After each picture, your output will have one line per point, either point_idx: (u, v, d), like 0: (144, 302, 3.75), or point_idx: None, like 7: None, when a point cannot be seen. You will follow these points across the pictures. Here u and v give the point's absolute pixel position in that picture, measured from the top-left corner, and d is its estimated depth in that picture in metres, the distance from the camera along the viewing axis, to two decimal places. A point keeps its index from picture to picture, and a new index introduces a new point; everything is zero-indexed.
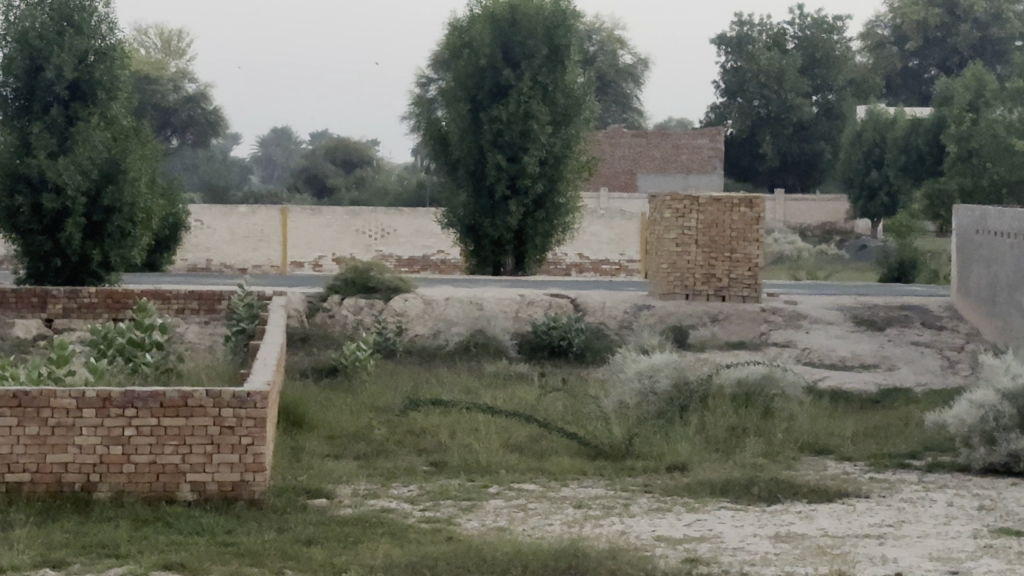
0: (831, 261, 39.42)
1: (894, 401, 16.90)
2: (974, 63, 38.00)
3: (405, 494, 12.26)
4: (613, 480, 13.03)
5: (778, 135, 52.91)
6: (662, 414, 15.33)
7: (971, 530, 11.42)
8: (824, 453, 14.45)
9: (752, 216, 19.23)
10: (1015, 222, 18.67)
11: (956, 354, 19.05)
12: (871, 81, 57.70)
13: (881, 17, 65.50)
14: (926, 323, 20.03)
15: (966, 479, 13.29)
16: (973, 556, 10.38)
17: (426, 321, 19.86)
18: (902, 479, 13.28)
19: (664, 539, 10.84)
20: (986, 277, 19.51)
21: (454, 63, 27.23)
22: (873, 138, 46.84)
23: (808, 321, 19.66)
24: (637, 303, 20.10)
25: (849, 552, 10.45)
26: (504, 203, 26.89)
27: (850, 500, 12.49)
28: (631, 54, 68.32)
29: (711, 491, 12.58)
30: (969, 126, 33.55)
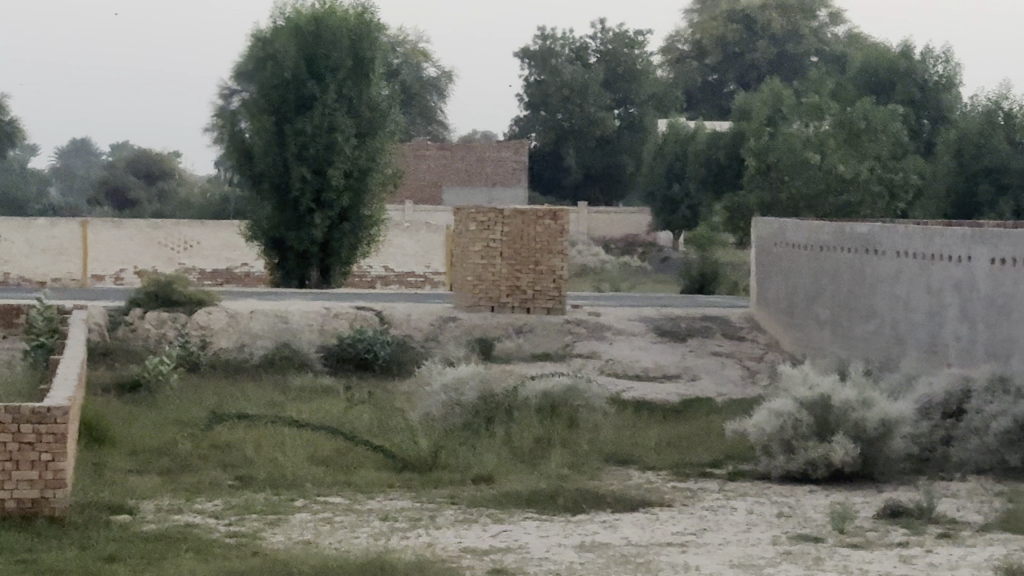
0: (634, 274, 39.80)
1: (696, 411, 17.15)
2: (770, 78, 38.58)
3: (210, 509, 12.16)
4: (419, 493, 13.05)
5: (582, 148, 53.31)
6: (469, 425, 15.38)
7: (772, 537, 11.61)
8: (627, 463, 14.61)
9: (557, 228, 19.45)
10: (815, 235, 19.10)
11: (756, 365, 19.40)
12: (672, 95, 58.37)
13: (681, 33, 66.31)
14: (728, 333, 20.31)
15: (765, 487, 13.52)
16: (773, 563, 10.56)
17: (230, 334, 19.71)
18: (704, 488, 13.47)
19: (470, 550, 10.87)
20: (787, 289, 19.94)
21: (258, 76, 26.96)
22: (675, 152, 47.31)
23: (612, 333, 19.83)
24: (443, 315, 20.07)
25: (652, 560, 10.59)
26: (309, 216, 26.84)
27: (653, 509, 12.65)
28: (435, 67, 68.43)
29: (517, 502, 12.66)
30: (765, 141, 34.00)
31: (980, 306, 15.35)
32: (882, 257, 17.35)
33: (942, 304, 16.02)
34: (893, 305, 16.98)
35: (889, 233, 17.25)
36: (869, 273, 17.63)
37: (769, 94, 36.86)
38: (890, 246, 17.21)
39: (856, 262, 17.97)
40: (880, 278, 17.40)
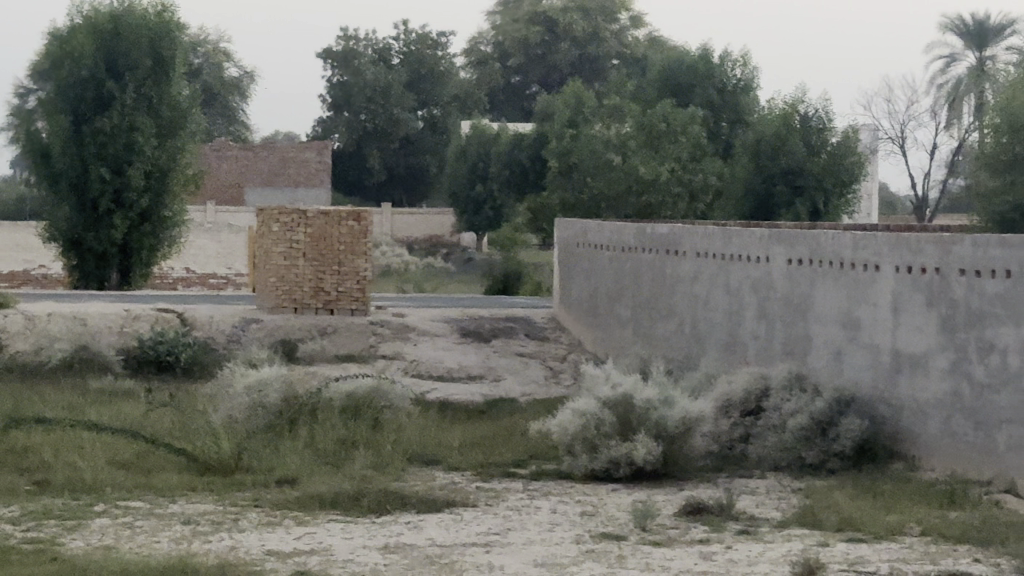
0: (437, 275, 39.86)
1: (500, 412, 17.24)
2: (572, 79, 38.78)
3: (6, 515, 11.93)
4: (222, 496, 12.93)
5: (385, 149, 53.20)
6: (272, 428, 15.27)
7: (574, 535, 11.71)
8: (431, 464, 14.64)
9: (359, 229, 19.40)
10: (616, 236, 19.31)
11: (558, 365, 19.59)
12: (475, 97, 58.51)
13: (484, 35, 66.43)
14: (531, 334, 20.44)
15: (569, 486, 13.62)
16: (576, 561, 10.65)
17: (26, 337, 19.33)
18: (508, 488, 13.53)
19: (273, 553, 10.81)
20: (589, 289, 20.13)
21: (53, 74, 26.46)
22: (478, 153, 47.10)
23: (416, 334, 19.82)
24: (245, 316, 19.90)
25: (456, 561, 10.62)
26: (107, 216, 26.57)
27: (457, 509, 12.68)
28: (236, 66, 67.85)
29: (321, 504, 12.60)
30: (567, 141, 34.17)
31: (778, 307, 15.63)
32: (682, 258, 17.57)
33: (741, 304, 16.29)
34: (693, 306, 17.24)
35: (688, 235, 17.48)
36: (670, 273, 17.86)
37: (570, 95, 37.10)
38: (689, 247, 17.44)
39: (657, 262, 18.19)
40: (680, 278, 17.63)
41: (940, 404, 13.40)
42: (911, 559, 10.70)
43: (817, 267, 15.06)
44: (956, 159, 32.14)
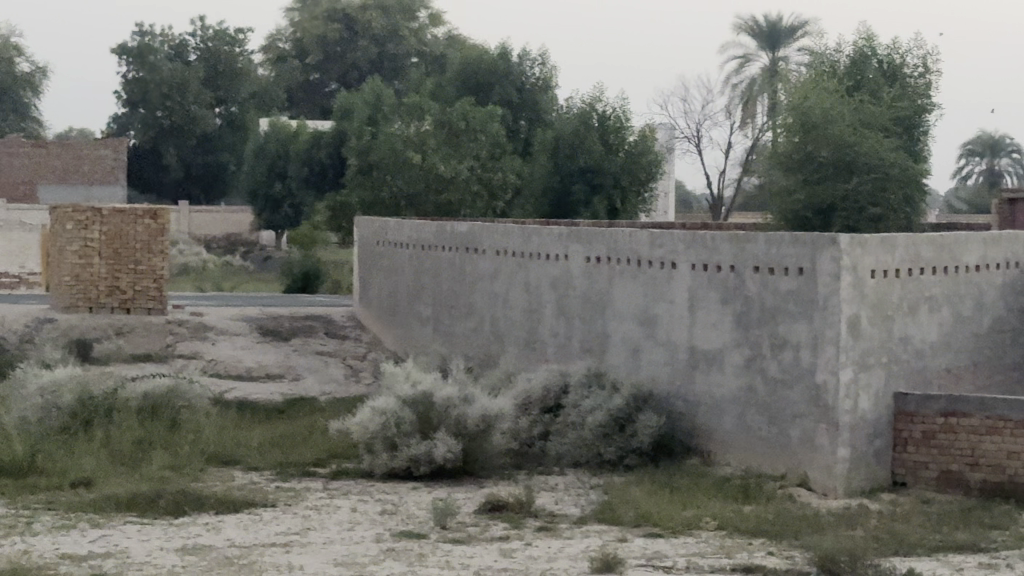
0: (235, 274, 39.44)
1: (299, 411, 17.16)
2: (371, 78, 38.19)
3: None
4: (15, 499, 12.68)
5: (182, 146, 52.47)
6: (67, 429, 15.01)
7: (374, 534, 11.67)
8: (229, 464, 14.51)
9: (157, 228, 19.07)
10: (415, 234, 19.31)
11: (357, 364, 19.60)
12: (274, 94, 57.91)
13: (283, 31, 65.72)
14: (330, 332, 20.36)
15: (368, 485, 13.59)
16: (375, 560, 10.62)
17: None
18: (307, 488, 13.45)
19: (68, 556, 10.62)
20: (388, 287, 20.11)
21: None
22: (276, 150, 45.91)
23: (214, 333, 19.62)
24: (38, 316, 19.24)
25: (255, 561, 10.53)
26: None
27: (255, 510, 12.58)
28: (29, 61, 66.45)
29: (116, 506, 12.40)
30: (366, 139, 33.95)
31: (576, 303, 15.75)
32: (481, 256, 17.63)
33: (539, 302, 16.41)
34: (492, 303, 17.31)
35: (487, 233, 17.53)
36: (469, 271, 17.90)
37: (370, 94, 36.90)
38: (488, 245, 17.49)
39: (456, 260, 18.22)
40: (479, 276, 17.69)
41: (734, 399, 13.67)
42: (706, 552, 10.85)
43: (614, 264, 15.21)
44: (750, 158, 32.61)
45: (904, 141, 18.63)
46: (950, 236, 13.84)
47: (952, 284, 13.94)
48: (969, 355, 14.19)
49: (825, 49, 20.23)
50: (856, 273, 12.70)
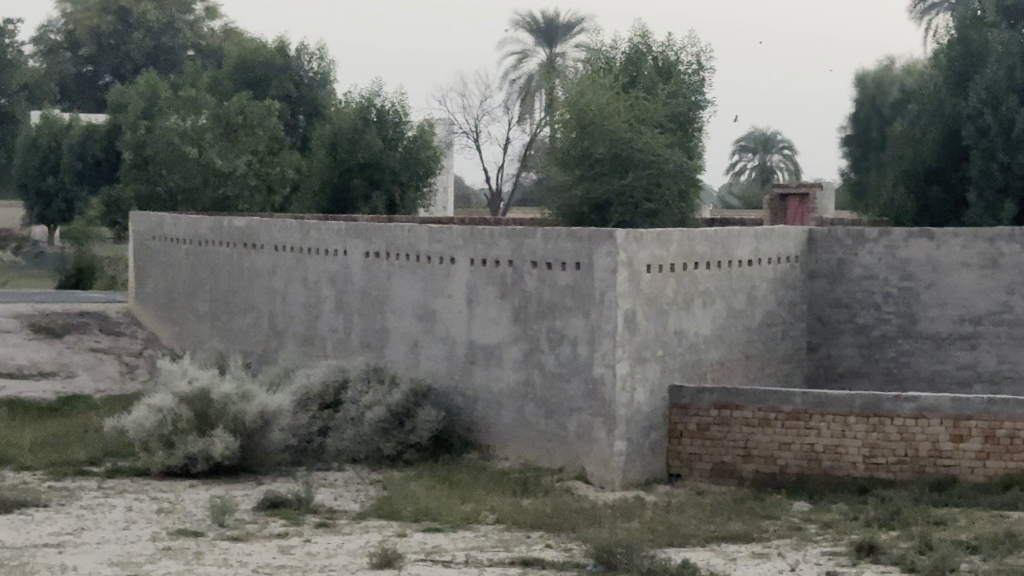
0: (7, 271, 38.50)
1: (73, 410, 16.87)
2: (144, 73, 36.87)
3: None
4: None
5: None
6: None
7: (150, 533, 11.51)
8: (1, 464, 14.20)
9: None
10: (192, 230, 19.09)
11: (133, 361, 19.34)
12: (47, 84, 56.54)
13: None
14: (105, 329, 20.03)
15: (143, 483, 13.40)
16: (151, 559, 10.48)
17: None
18: (82, 487, 13.22)
19: None
20: (165, 283, 19.85)
21: None
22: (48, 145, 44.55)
23: None
24: None
25: (28, 563, 10.34)
26: None
27: (28, 510, 12.34)
28: None
29: None
30: (141, 133, 33.44)
31: (355, 299, 15.71)
32: (259, 252, 17.49)
33: (318, 297, 16.33)
34: (271, 299, 17.19)
35: (265, 228, 17.38)
36: (247, 266, 17.74)
37: (146, 86, 36.24)
38: (266, 241, 17.35)
39: (234, 256, 18.04)
40: (257, 272, 17.55)
41: (512, 394, 13.76)
42: (485, 546, 10.89)
43: (393, 259, 15.19)
44: (528, 154, 32.81)
45: (678, 138, 18.90)
46: (723, 231, 14.07)
47: (724, 278, 14.17)
48: (741, 348, 14.47)
49: (601, 46, 20.43)
50: (631, 268, 12.86)
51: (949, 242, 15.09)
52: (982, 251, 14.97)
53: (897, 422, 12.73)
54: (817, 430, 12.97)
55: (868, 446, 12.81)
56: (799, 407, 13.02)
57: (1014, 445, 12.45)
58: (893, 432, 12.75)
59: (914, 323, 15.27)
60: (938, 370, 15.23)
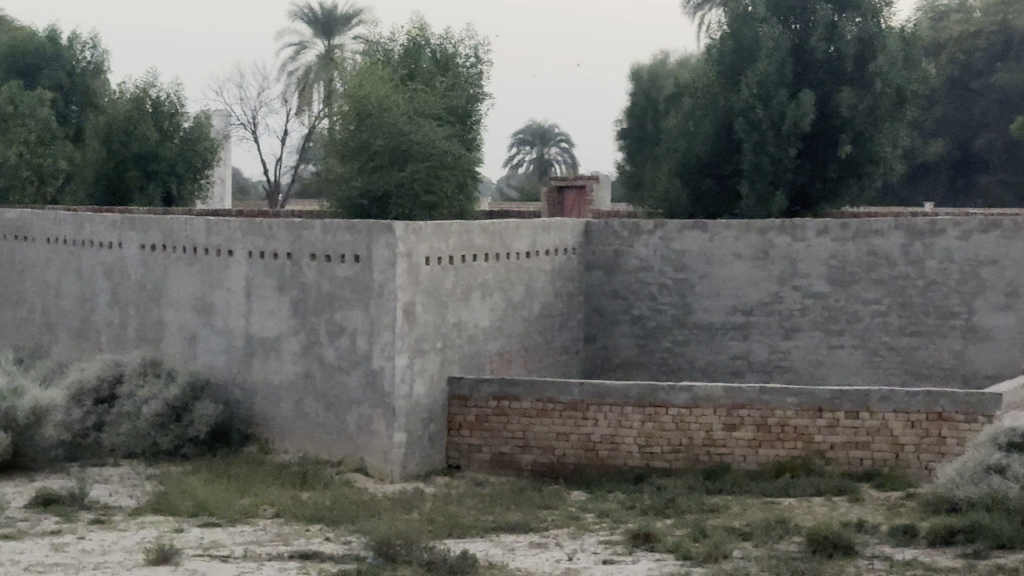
0: None
1: None
2: None
3: None
4: None
5: None
6: None
7: None
8: None
9: None
10: None
11: None
12: None
13: None
14: None
15: None
16: None
17: None
18: None
19: None
20: None
21: None
22: None
23: None
24: None
25: None
26: None
27: None
28: None
29: None
30: None
31: (131, 292, 15.51)
32: (31, 244, 17.18)
33: (92, 290, 16.09)
34: (43, 292, 16.91)
35: (37, 220, 17.08)
36: (19, 259, 17.42)
37: None
38: (39, 233, 17.06)
39: (5, 248, 17.70)
40: (29, 265, 17.24)
41: (290, 387, 13.69)
42: (264, 540, 10.83)
43: (168, 253, 15.02)
44: (307, 146, 32.64)
45: (457, 131, 18.97)
46: (500, 224, 14.15)
47: (503, 270, 14.26)
48: (519, 340, 14.58)
49: (379, 38, 20.42)
50: (410, 260, 12.88)
51: (722, 234, 15.34)
52: (754, 242, 15.25)
53: (672, 412, 12.93)
54: (594, 421, 13.13)
55: (644, 436, 13.00)
56: (576, 398, 13.15)
57: (785, 434, 12.69)
58: (668, 422, 12.96)
59: (688, 314, 15.52)
60: (711, 359, 15.48)
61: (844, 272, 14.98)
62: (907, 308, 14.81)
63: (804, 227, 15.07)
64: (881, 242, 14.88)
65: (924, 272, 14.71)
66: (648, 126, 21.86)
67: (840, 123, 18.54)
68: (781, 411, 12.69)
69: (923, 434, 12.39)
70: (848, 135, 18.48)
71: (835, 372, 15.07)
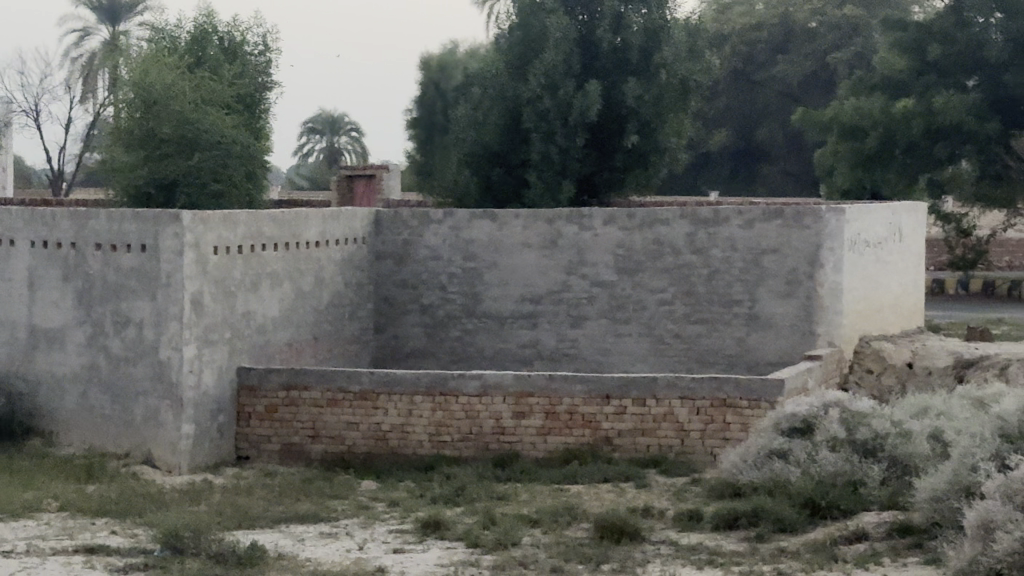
0: None
1: None
2: None
3: None
4: None
5: None
6: None
7: None
8: None
9: None
10: None
11: None
12: None
13: None
14: None
15: None
16: None
17: None
18: None
19: None
20: None
21: None
22: None
23: None
24: None
25: None
26: None
27: None
28: None
29: None
30: None
31: None
32: None
33: None
34: None
35: None
36: None
37: None
38: None
39: None
40: None
41: (75, 378, 13.48)
42: (50, 534, 10.65)
43: None
44: (91, 133, 32.09)
45: (244, 119, 18.82)
46: (289, 213, 14.08)
47: (292, 259, 14.19)
48: (309, 329, 14.53)
49: (164, 24, 20.17)
50: (197, 249, 12.76)
51: (510, 223, 15.43)
52: (541, 231, 15.36)
53: (461, 400, 12.97)
54: (384, 410, 13.13)
55: (434, 425, 13.03)
56: (366, 387, 13.13)
57: (573, 421, 12.80)
58: (458, 410, 12.99)
59: (477, 303, 15.58)
60: (500, 348, 15.58)
61: (630, 260, 15.14)
62: (692, 297, 15.00)
63: (591, 217, 15.21)
64: (666, 231, 15.06)
65: (708, 260, 14.94)
66: (438, 116, 21.91)
67: (626, 113, 18.98)
68: (569, 399, 12.80)
69: (708, 421, 12.59)
70: (633, 125, 18.91)
71: (621, 359, 15.24)
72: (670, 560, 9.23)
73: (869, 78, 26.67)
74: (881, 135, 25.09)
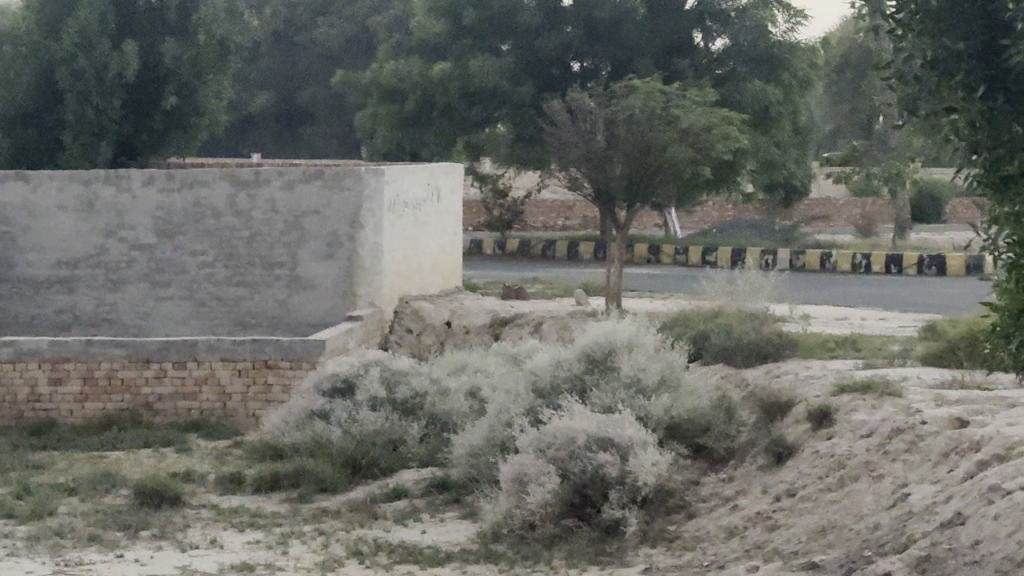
0: None
1: None
2: None
3: None
4: None
5: None
6: None
7: None
8: None
9: None
10: None
11: None
12: None
13: None
14: None
15: None
16: None
17: None
18: None
19: None
20: None
21: None
22: None
23: None
24: None
25: None
26: None
27: None
28: None
29: None
30: None
31: None
32: None
33: None
34: None
35: None
36: None
37: None
38: None
39: None
40: None
41: None
42: None
43: None
44: None
45: None
46: None
47: None
48: None
49: None
50: None
51: (44, 185, 15.14)
52: (77, 194, 15.09)
53: None
54: None
55: None
56: None
57: (112, 387, 12.61)
58: None
59: (9, 268, 15.24)
60: (33, 315, 15.25)
61: (170, 223, 14.96)
62: (232, 259, 14.88)
63: (128, 179, 14.97)
64: (206, 193, 14.91)
65: (248, 222, 14.85)
66: None
67: (164, 74, 19.30)
68: (107, 363, 12.57)
69: (249, 382, 12.57)
70: (172, 87, 19.30)
71: (162, 323, 15.00)
72: (211, 524, 9.16)
73: (407, 41, 26.96)
74: (419, 98, 25.44)
